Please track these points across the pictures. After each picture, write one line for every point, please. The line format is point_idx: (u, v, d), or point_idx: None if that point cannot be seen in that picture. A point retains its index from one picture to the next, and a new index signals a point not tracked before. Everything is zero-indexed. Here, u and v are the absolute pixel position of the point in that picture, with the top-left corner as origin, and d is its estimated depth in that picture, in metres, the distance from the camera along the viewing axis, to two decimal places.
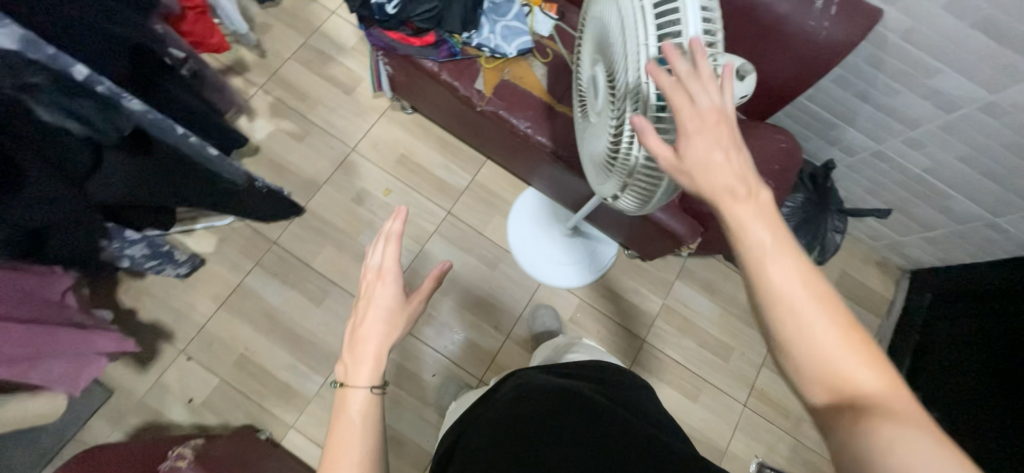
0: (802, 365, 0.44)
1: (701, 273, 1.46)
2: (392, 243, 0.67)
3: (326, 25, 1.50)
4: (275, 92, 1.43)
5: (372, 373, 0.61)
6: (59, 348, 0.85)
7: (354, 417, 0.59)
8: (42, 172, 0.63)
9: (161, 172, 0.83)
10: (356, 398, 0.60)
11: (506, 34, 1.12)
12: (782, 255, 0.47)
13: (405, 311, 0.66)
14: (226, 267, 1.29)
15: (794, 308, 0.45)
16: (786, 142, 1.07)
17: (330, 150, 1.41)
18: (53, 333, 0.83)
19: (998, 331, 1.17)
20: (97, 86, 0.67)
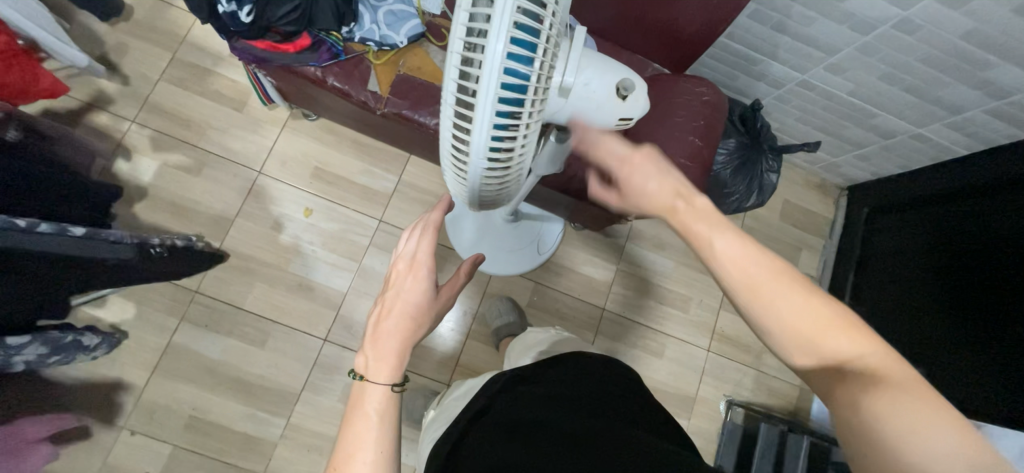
0: (779, 337, 0.45)
1: (648, 231, 1.45)
2: (428, 233, 0.64)
3: (193, 32, 1.29)
4: (151, 123, 1.25)
5: (392, 371, 0.58)
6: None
7: (371, 412, 0.55)
8: None
9: (30, 278, 0.73)
10: (374, 393, 0.56)
11: (391, 21, 0.99)
12: (727, 233, 0.50)
13: (431, 310, 0.62)
14: (150, 329, 1.19)
15: (757, 291, 0.46)
16: (708, 95, 1.01)
17: (233, 179, 1.27)
18: None
19: (955, 226, 1.16)
20: None
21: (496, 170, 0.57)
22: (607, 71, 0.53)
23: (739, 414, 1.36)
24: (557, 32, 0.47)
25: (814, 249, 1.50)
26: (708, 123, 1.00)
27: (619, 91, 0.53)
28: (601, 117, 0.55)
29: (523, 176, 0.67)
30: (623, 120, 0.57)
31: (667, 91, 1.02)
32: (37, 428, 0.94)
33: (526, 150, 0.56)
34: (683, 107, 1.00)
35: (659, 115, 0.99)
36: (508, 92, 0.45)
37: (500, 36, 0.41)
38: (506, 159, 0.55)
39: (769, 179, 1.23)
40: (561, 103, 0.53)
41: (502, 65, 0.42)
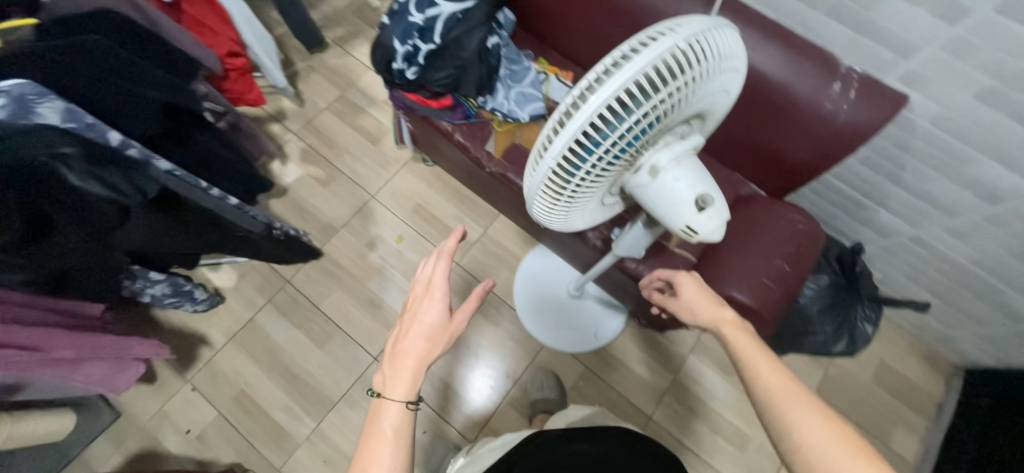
0: (809, 462, 0.55)
1: (715, 348, 1.36)
2: (442, 259, 0.69)
3: (361, 79, 1.61)
4: (308, 139, 1.53)
5: (408, 389, 0.62)
6: (83, 352, 0.87)
7: (387, 428, 0.60)
8: (75, 228, 0.71)
9: (184, 227, 0.88)
10: (390, 409, 0.61)
11: (520, 99, 1.14)
12: (756, 350, 0.65)
13: (447, 331, 0.67)
14: (242, 302, 1.35)
15: (776, 407, 0.59)
16: (803, 224, 1.01)
17: (350, 196, 1.47)
18: (96, 340, 0.90)
19: None
20: (129, 149, 0.73)
21: (551, 196, 0.59)
22: (697, 179, 0.56)
23: None
24: (674, 112, 0.51)
25: (911, 427, 1.30)
26: (799, 251, 0.98)
27: (698, 202, 0.56)
28: (671, 214, 0.58)
29: (568, 222, 0.67)
30: (688, 229, 0.59)
31: (760, 211, 1.04)
32: (142, 350, 1.00)
33: (582, 193, 0.58)
34: (777, 231, 0.99)
35: (748, 233, 1.01)
36: (599, 127, 0.48)
37: (622, 79, 0.45)
38: (561, 187, 0.57)
39: (864, 329, 1.14)
40: (646, 180, 0.56)
41: (607, 102, 0.46)
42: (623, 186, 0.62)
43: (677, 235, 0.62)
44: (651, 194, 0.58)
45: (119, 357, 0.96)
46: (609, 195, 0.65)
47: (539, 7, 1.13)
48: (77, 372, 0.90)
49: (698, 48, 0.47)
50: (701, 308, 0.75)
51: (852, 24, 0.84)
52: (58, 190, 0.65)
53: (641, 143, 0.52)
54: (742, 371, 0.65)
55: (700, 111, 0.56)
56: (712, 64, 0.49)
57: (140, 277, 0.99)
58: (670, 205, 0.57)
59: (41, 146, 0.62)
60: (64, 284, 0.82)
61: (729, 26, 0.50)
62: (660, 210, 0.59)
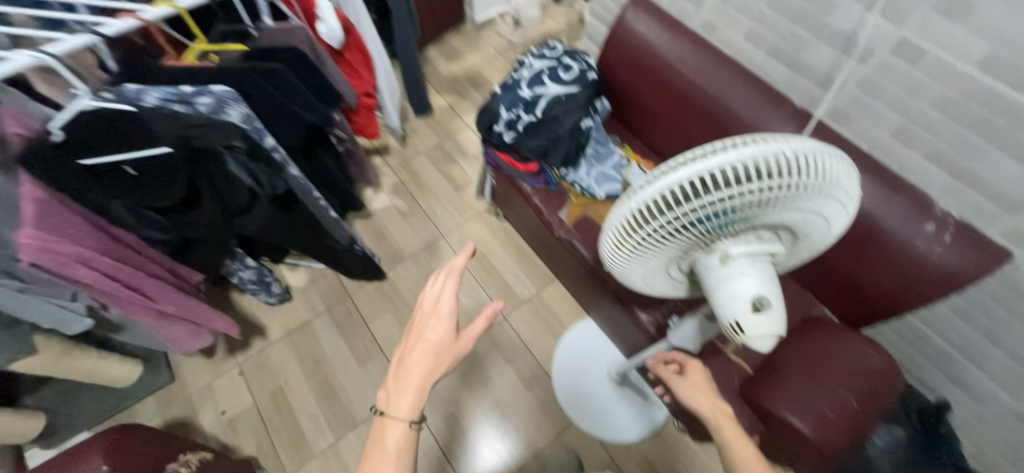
0: None
1: None
2: (452, 277, 0.67)
3: (460, 134, 1.80)
4: (401, 175, 1.71)
5: (411, 409, 0.65)
6: (181, 311, 0.98)
7: (390, 447, 0.64)
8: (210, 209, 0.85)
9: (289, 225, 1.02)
10: (396, 427, 0.64)
11: (599, 178, 1.21)
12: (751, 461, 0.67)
13: (452, 351, 0.67)
14: (305, 304, 1.46)
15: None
16: (878, 361, 0.93)
17: (424, 232, 1.59)
18: (191, 303, 0.99)
19: None
20: (275, 153, 0.86)
21: (618, 246, 0.62)
22: (761, 281, 0.57)
23: None
24: (759, 208, 0.52)
25: None
26: (872, 390, 0.90)
27: (755, 301, 0.56)
28: (726, 304, 0.58)
29: (624, 279, 0.68)
30: (735, 326, 0.58)
31: (831, 336, 0.99)
32: (217, 323, 1.08)
33: (646, 251, 0.60)
34: (848, 364, 0.92)
35: (812, 355, 0.95)
36: (684, 194, 0.51)
37: (719, 160, 0.49)
38: (628, 234, 0.59)
39: None
40: (714, 263, 0.58)
41: (699, 175, 0.50)
42: (692, 265, 0.63)
43: (725, 333, 0.61)
44: (715, 278, 0.59)
45: (200, 325, 1.05)
46: (676, 272, 0.66)
47: (635, 102, 1.24)
48: (168, 328, 0.99)
49: (805, 162, 0.49)
50: (701, 392, 0.81)
51: (951, 170, 0.84)
52: (214, 169, 0.79)
53: (718, 223, 0.54)
54: (724, 452, 0.70)
55: (790, 225, 0.56)
56: (815, 184, 0.50)
57: (238, 260, 1.12)
58: (728, 296, 0.58)
59: (220, 138, 0.76)
60: (191, 246, 0.97)
61: (849, 161, 0.51)
62: (717, 296, 0.59)
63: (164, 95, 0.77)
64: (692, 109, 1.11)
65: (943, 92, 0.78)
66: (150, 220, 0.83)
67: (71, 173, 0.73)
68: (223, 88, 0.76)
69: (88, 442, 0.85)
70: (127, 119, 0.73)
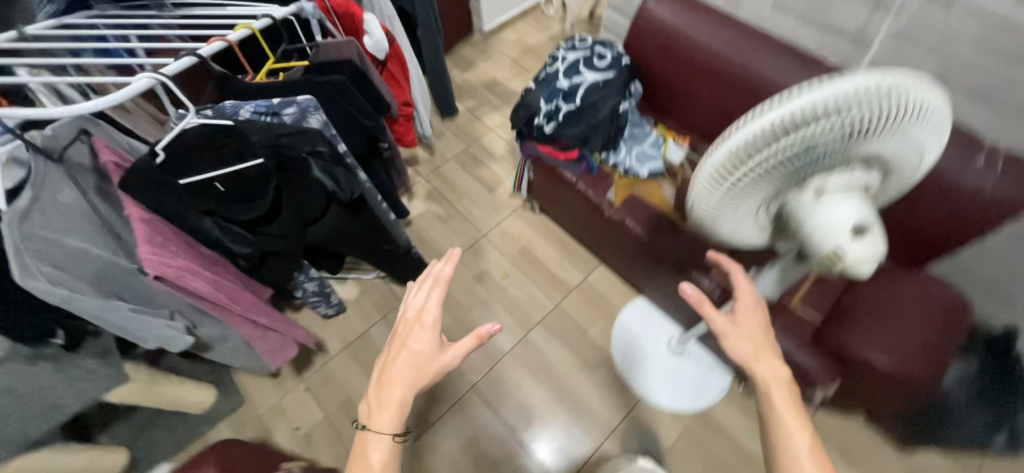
0: None
1: (833, 432, 1.22)
2: (438, 287, 0.74)
3: (484, 137, 1.85)
4: (433, 182, 1.75)
5: (394, 422, 0.67)
6: (270, 321, 1.01)
7: (374, 461, 0.66)
8: (288, 217, 0.87)
9: (357, 231, 1.05)
10: (377, 440, 0.66)
11: (640, 158, 1.26)
12: (798, 422, 0.63)
13: (435, 361, 0.70)
14: (359, 315, 1.47)
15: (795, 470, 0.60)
16: (945, 295, 0.97)
17: (464, 234, 1.63)
18: (272, 313, 1.02)
19: None
20: (348, 158, 0.91)
21: (709, 192, 0.66)
22: (859, 207, 0.60)
23: None
24: (857, 139, 0.55)
25: None
26: (945, 323, 0.93)
27: (855, 226, 0.60)
28: (824, 234, 0.61)
29: (714, 224, 0.72)
30: (836, 252, 0.62)
31: (896, 279, 1.01)
32: (297, 334, 1.11)
33: (739, 192, 0.64)
34: (916, 297, 0.96)
35: (880, 299, 0.98)
36: (784, 131, 0.54)
37: (818, 95, 0.52)
38: (721, 179, 0.63)
39: None
40: (808, 199, 0.62)
41: (798, 111, 0.53)
42: (781, 204, 0.67)
43: (823, 262, 0.65)
44: (808, 214, 0.62)
45: (285, 334, 1.07)
46: (764, 213, 0.70)
47: (665, 82, 1.28)
48: (260, 338, 1.02)
49: (904, 90, 0.51)
50: (752, 345, 0.70)
51: (996, 105, 0.89)
52: (302, 178, 0.84)
53: (813, 158, 0.57)
54: (771, 425, 0.65)
55: (885, 157, 0.58)
56: (913, 109, 0.52)
57: (304, 272, 1.15)
58: (826, 228, 0.61)
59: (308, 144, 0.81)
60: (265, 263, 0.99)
61: (946, 85, 0.53)
62: (812, 228, 0.62)
63: (256, 108, 0.82)
64: (725, 80, 1.15)
65: (983, 32, 0.83)
66: (238, 235, 0.85)
67: (169, 195, 0.76)
68: (309, 96, 0.81)
69: (196, 462, 0.84)
70: (227, 132, 0.76)
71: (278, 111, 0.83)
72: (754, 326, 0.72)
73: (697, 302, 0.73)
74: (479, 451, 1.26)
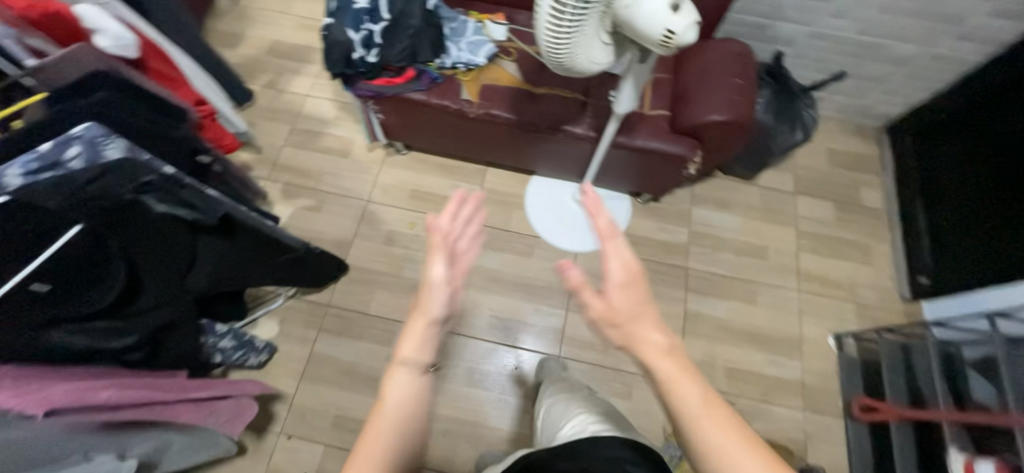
0: None
1: (710, 194, 1.54)
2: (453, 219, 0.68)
3: (306, 107, 1.65)
4: (282, 178, 1.54)
5: (410, 345, 0.58)
6: (211, 391, 0.84)
7: (392, 393, 0.56)
8: (154, 277, 0.72)
9: (244, 253, 0.92)
10: (400, 374, 0.57)
11: (472, 48, 1.25)
12: (687, 381, 0.55)
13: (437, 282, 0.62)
14: (293, 342, 1.33)
15: (712, 442, 0.51)
16: (736, 47, 1.22)
17: (348, 209, 1.51)
18: (201, 382, 0.83)
19: (1000, 124, 1.24)
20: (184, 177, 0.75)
21: (555, 33, 0.71)
22: None
23: (852, 345, 1.34)
24: None
25: (872, 185, 1.57)
26: (743, 67, 1.19)
27: (671, 3, 0.67)
28: (652, 24, 0.68)
29: (573, 64, 0.78)
30: (667, 34, 0.68)
31: (702, 52, 1.24)
32: (249, 388, 0.92)
33: (577, 22, 0.70)
34: (718, 59, 1.20)
35: (699, 73, 1.20)
36: None
37: None
38: (558, 15, 0.68)
39: (809, 115, 1.36)
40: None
41: None
42: (614, 18, 0.73)
43: (667, 51, 0.72)
44: (635, 14, 0.69)
45: (236, 394, 0.89)
46: (605, 33, 0.77)
47: None
48: (211, 414, 0.84)
49: None
50: (631, 325, 0.59)
51: None
52: (141, 220, 0.70)
53: None
54: (661, 391, 0.56)
55: None
56: None
57: (210, 331, 1.02)
58: (654, 17, 0.67)
59: (127, 181, 0.68)
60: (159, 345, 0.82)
61: None
62: (644, 24, 0.69)
63: (24, 165, 0.64)
64: None
65: None
66: (108, 330, 0.67)
67: None
68: (88, 124, 0.65)
69: None
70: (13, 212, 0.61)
71: (59, 161, 0.66)
72: (631, 300, 0.60)
73: (576, 289, 0.62)
74: (481, 375, 1.33)
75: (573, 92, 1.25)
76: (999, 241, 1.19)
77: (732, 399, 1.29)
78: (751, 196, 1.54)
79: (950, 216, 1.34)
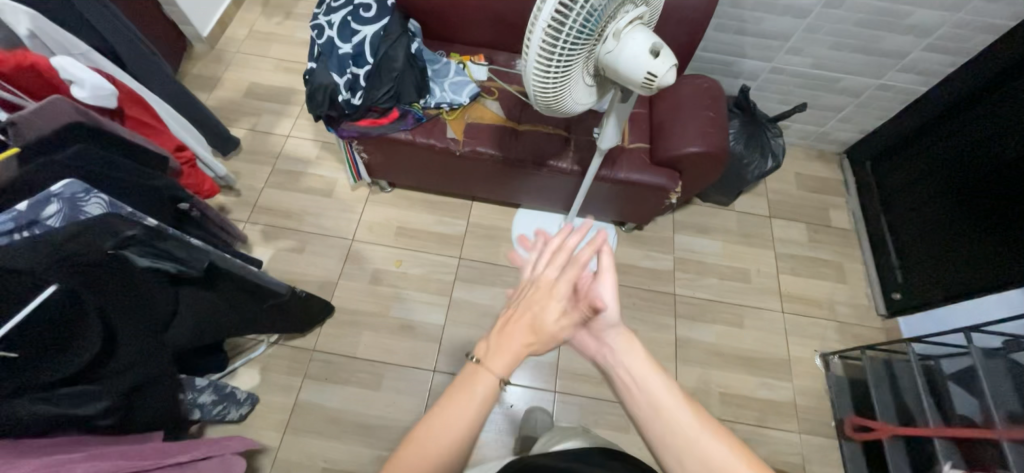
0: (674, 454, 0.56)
1: (690, 220, 1.59)
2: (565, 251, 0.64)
3: (286, 148, 1.64)
4: (262, 220, 1.51)
5: (508, 367, 0.58)
6: (191, 452, 0.78)
7: (483, 390, 0.56)
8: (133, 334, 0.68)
9: (226, 302, 0.89)
10: (484, 381, 0.57)
11: (455, 88, 1.28)
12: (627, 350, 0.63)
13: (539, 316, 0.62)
14: (276, 392, 1.26)
15: (698, 456, 0.54)
16: (706, 82, 1.29)
17: (332, 249, 1.48)
18: (182, 445, 0.79)
19: (948, 147, 1.35)
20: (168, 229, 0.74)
21: (542, 80, 0.73)
22: (649, 34, 0.70)
23: (838, 363, 1.37)
24: None
25: (840, 206, 1.66)
26: (714, 101, 1.25)
27: (652, 49, 0.70)
28: (634, 67, 0.71)
29: (560, 105, 0.80)
30: (648, 77, 0.71)
31: (674, 87, 1.31)
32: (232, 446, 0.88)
33: (564, 68, 0.72)
34: (690, 95, 1.27)
35: (674, 108, 1.26)
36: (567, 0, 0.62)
37: None
38: (545, 64, 0.70)
39: (776, 143, 1.45)
40: (612, 45, 0.71)
41: None
42: (597, 62, 0.76)
43: (649, 91, 0.74)
44: (616, 58, 0.72)
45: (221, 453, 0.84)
46: (588, 76, 0.80)
47: (437, 11, 1.31)
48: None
49: None
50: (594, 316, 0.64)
51: None
52: (126, 274, 0.66)
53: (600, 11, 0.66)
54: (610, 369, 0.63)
55: None
56: None
57: (189, 387, 0.95)
58: (635, 62, 0.70)
59: (108, 235, 0.65)
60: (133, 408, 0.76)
61: None
62: (627, 69, 0.72)
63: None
64: None
65: None
66: (77, 395, 0.63)
67: None
68: (70, 180, 0.61)
69: None
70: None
71: (36, 219, 0.61)
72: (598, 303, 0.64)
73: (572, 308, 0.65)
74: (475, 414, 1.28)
75: (555, 128, 1.29)
76: (962, 256, 1.27)
77: (729, 425, 1.29)
78: (729, 221, 1.60)
79: (915, 234, 1.42)
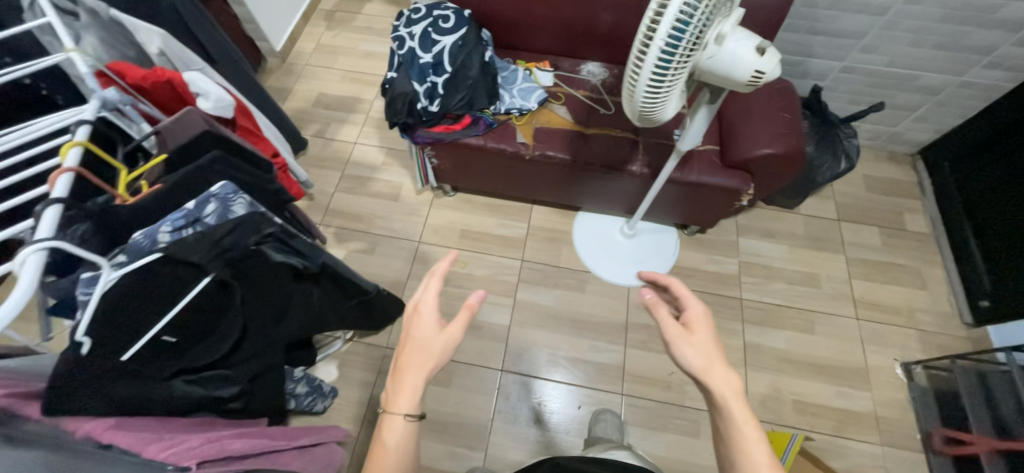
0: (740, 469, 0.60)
1: (754, 223, 1.56)
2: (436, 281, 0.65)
3: (354, 155, 1.72)
4: (335, 223, 1.59)
5: (409, 404, 0.59)
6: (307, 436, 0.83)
7: (391, 442, 0.59)
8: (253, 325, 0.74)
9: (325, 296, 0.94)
10: (398, 425, 0.59)
11: (524, 94, 1.32)
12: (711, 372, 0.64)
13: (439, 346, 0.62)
14: (353, 386, 1.32)
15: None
16: (777, 85, 1.28)
17: (400, 251, 1.54)
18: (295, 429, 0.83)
19: None
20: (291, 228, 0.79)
21: (653, 93, 0.74)
22: (752, 35, 0.72)
23: (920, 373, 1.31)
24: None
25: (915, 210, 1.59)
26: (787, 102, 1.23)
27: (758, 48, 0.71)
28: (741, 68, 0.73)
29: (663, 115, 0.81)
30: (756, 74, 0.73)
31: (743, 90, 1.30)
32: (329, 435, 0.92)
33: (674, 80, 0.73)
34: (761, 96, 1.25)
35: (744, 110, 1.25)
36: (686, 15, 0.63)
37: None
38: (659, 78, 0.71)
39: (850, 144, 1.41)
40: (715, 50, 0.72)
41: None
42: (696, 70, 0.77)
43: (751, 88, 0.76)
44: (721, 61, 0.73)
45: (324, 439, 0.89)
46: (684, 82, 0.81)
47: (506, 21, 1.36)
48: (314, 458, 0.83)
49: None
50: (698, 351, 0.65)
51: None
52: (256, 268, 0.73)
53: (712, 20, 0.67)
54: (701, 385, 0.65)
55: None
56: None
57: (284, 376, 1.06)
58: (741, 63, 0.72)
59: (252, 233, 0.70)
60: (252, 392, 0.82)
61: None
62: (733, 71, 0.73)
63: (173, 223, 0.65)
64: None
65: None
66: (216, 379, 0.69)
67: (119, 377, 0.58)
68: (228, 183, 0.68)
69: None
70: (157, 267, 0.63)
71: (198, 217, 0.68)
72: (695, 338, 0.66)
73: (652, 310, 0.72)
74: (542, 414, 1.30)
75: (623, 132, 1.31)
76: None
77: (805, 434, 1.26)
78: (796, 225, 1.56)
79: (1003, 239, 1.34)
